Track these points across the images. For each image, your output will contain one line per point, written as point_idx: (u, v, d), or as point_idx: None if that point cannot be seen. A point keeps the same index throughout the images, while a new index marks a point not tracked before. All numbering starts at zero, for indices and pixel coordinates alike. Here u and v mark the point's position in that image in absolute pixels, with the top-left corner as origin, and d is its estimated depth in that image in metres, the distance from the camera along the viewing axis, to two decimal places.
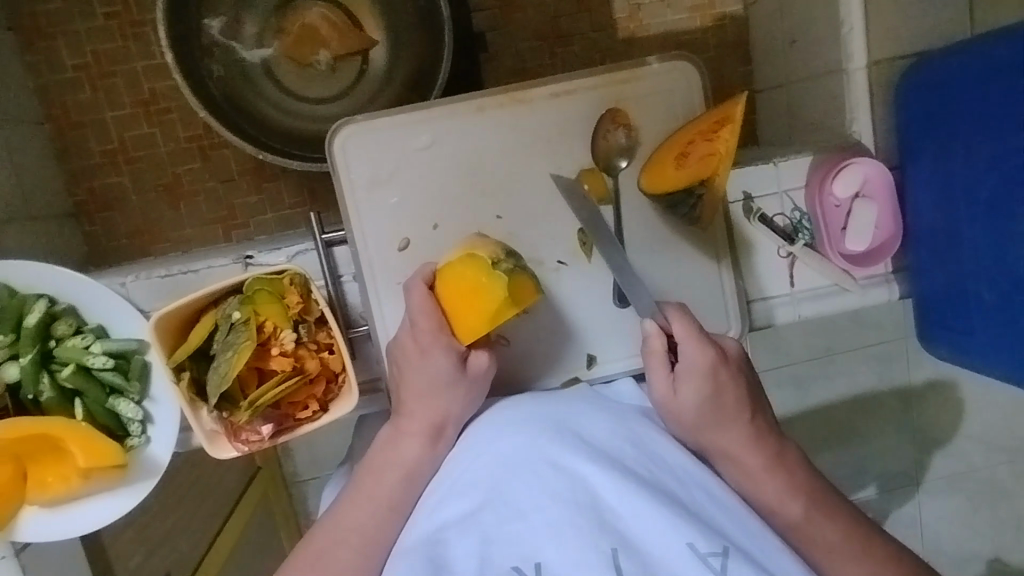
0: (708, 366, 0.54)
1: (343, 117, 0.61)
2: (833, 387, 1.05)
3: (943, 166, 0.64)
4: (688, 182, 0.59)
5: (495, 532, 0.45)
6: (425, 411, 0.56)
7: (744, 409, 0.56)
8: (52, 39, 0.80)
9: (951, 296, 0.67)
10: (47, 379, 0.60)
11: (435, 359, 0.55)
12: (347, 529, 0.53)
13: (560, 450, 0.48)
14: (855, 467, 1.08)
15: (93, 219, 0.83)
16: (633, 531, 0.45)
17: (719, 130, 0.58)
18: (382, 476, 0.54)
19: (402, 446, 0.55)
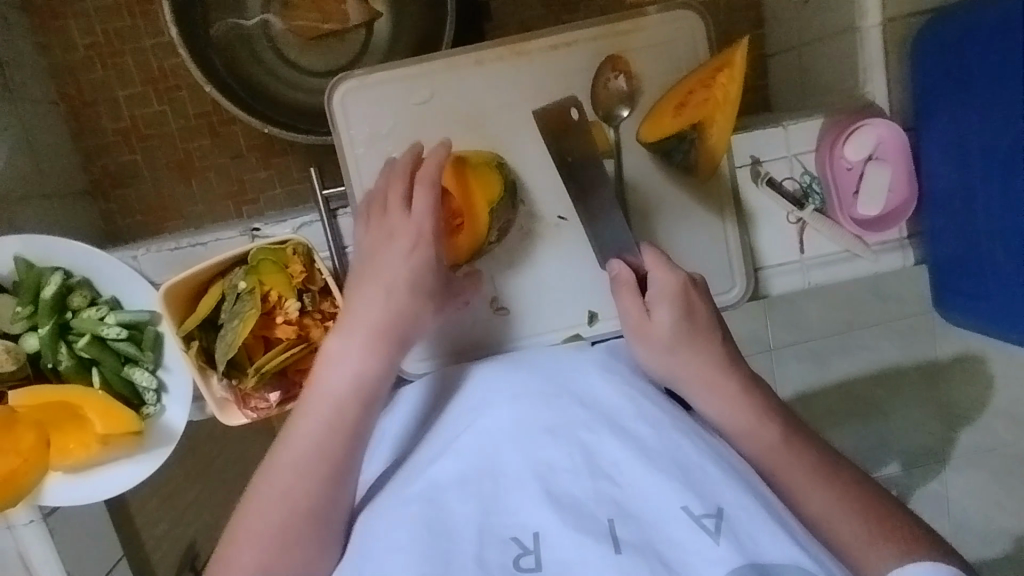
0: (675, 286, 0.56)
1: (342, 73, 0.64)
2: (856, 361, 1.04)
3: (958, 125, 0.62)
4: (682, 128, 0.61)
5: (494, 504, 0.46)
6: (382, 316, 0.54)
7: (715, 331, 0.55)
8: (62, 19, 0.81)
9: (966, 259, 0.65)
10: (65, 350, 0.62)
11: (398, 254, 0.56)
12: (310, 451, 0.49)
13: (560, 420, 0.49)
14: (879, 440, 1.06)
15: (108, 196, 0.85)
16: (630, 494, 0.45)
17: (717, 76, 0.60)
18: (333, 390, 0.51)
19: (354, 357, 0.52)
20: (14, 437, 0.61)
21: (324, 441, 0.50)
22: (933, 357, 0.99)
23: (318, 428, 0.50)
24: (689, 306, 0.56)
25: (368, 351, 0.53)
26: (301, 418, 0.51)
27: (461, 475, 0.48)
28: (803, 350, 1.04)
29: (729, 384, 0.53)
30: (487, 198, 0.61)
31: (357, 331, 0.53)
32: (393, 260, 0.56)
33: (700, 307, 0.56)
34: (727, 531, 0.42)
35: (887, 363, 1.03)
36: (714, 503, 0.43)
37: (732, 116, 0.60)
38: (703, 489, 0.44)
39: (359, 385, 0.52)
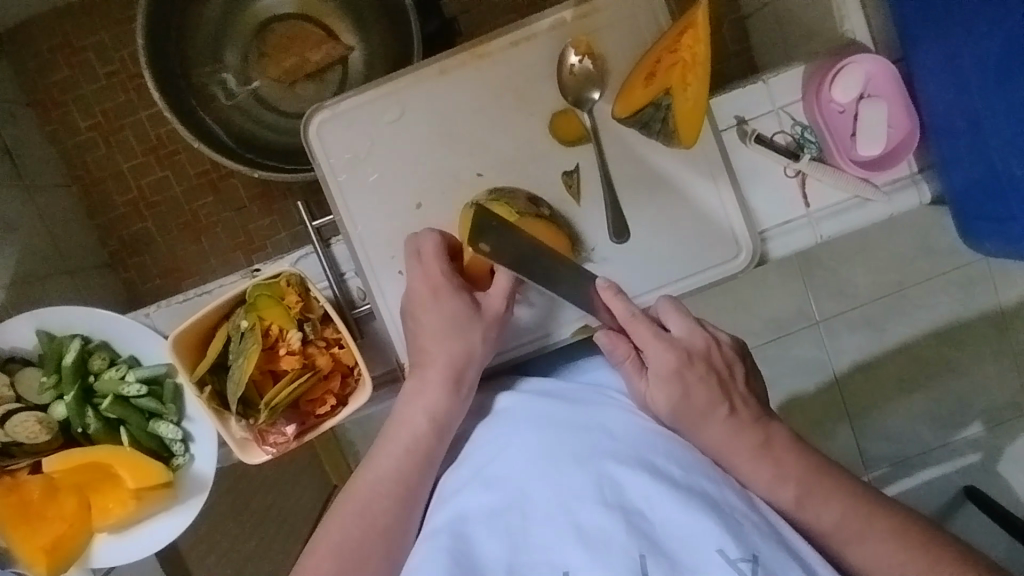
0: (670, 365, 0.53)
1: (314, 107, 0.65)
2: (914, 321, 1.06)
3: (944, 43, 0.59)
4: (653, 96, 0.60)
5: (522, 540, 0.44)
6: (449, 356, 0.56)
7: (713, 403, 0.53)
8: (64, 106, 0.86)
9: (982, 185, 0.62)
10: (91, 412, 0.65)
11: (447, 301, 0.57)
12: (390, 480, 0.52)
13: (586, 451, 0.47)
14: (956, 403, 1.07)
15: (127, 265, 0.89)
16: (661, 531, 0.43)
17: (682, 39, 0.58)
18: (408, 427, 0.54)
19: (428, 394, 0.55)
20: (56, 506, 0.63)
21: (404, 471, 0.53)
22: (998, 304, 1.06)
23: (397, 461, 0.53)
24: (684, 386, 0.53)
25: (444, 393, 0.55)
26: (383, 451, 0.54)
27: (489, 507, 0.46)
28: (856, 317, 1.06)
29: (739, 447, 0.51)
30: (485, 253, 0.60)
31: (430, 371, 0.56)
32: (453, 308, 0.57)
33: (698, 382, 0.53)
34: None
35: (946, 320, 1.06)
36: (749, 548, 0.42)
37: (704, 77, 0.59)
38: (738, 533, 0.42)
39: (433, 424, 0.54)
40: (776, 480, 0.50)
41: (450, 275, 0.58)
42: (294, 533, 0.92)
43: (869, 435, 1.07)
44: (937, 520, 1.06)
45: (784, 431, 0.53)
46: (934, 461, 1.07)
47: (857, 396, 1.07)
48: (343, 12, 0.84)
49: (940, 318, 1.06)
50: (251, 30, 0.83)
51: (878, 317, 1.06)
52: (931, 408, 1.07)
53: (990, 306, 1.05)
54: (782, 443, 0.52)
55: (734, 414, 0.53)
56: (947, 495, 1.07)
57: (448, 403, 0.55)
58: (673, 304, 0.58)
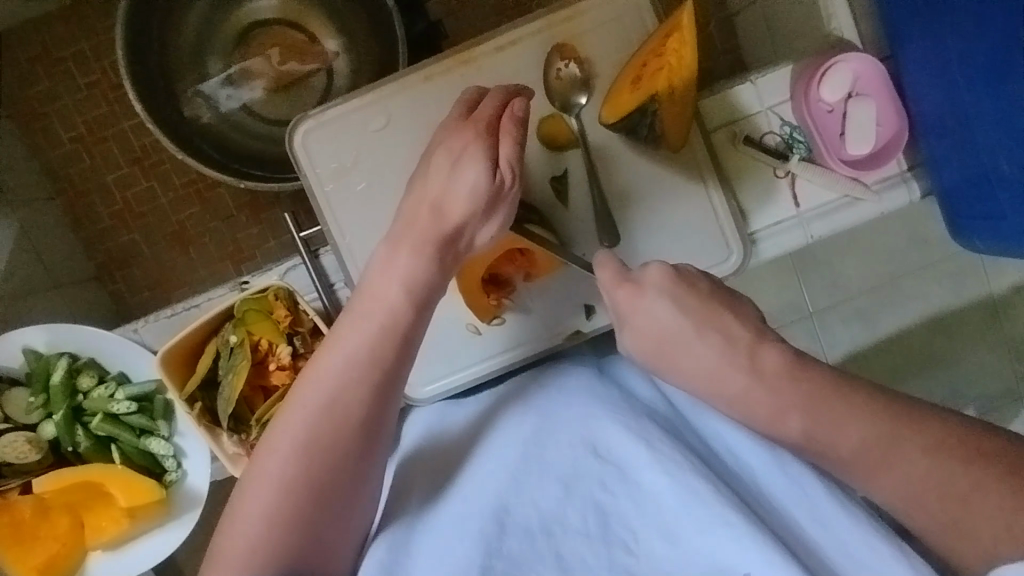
0: (632, 301, 0.51)
1: (300, 115, 0.64)
2: (907, 312, 1.06)
3: (933, 43, 0.58)
4: (640, 101, 0.58)
5: (499, 547, 0.41)
6: (440, 224, 0.53)
7: (689, 330, 0.48)
8: (46, 118, 0.85)
9: (972, 181, 0.61)
10: (81, 430, 0.65)
11: (466, 170, 0.54)
12: (358, 365, 0.48)
13: (575, 472, 0.43)
14: (948, 391, 1.08)
15: (115, 277, 0.88)
16: (645, 563, 0.40)
17: (668, 42, 0.57)
18: (319, 381, 0.47)
19: (404, 263, 0.51)
20: (48, 524, 0.62)
21: (375, 356, 0.48)
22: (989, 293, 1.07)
23: (304, 419, 0.46)
24: (645, 316, 0.50)
25: (368, 337, 0.49)
26: (348, 332, 0.49)
27: (466, 516, 0.43)
28: (847, 309, 1.06)
29: (737, 378, 0.46)
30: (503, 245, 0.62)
31: (408, 238, 0.52)
32: (467, 170, 0.54)
33: (661, 309, 0.50)
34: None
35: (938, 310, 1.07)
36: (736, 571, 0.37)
37: (691, 80, 0.57)
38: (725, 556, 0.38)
39: (410, 295, 0.51)
40: None
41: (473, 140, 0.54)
42: None
43: None
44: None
45: (781, 359, 0.46)
46: None
47: None
48: (327, 18, 0.83)
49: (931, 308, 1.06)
50: (233, 37, 0.82)
51: (868, 309, 1.06)
52: (922, 396, 1.08)
53: (981, 296, 1.06)
54: (777, 371, 0.45)
55: (711, 335, 0.48)
56: None
57: (380, 352, 0.49)
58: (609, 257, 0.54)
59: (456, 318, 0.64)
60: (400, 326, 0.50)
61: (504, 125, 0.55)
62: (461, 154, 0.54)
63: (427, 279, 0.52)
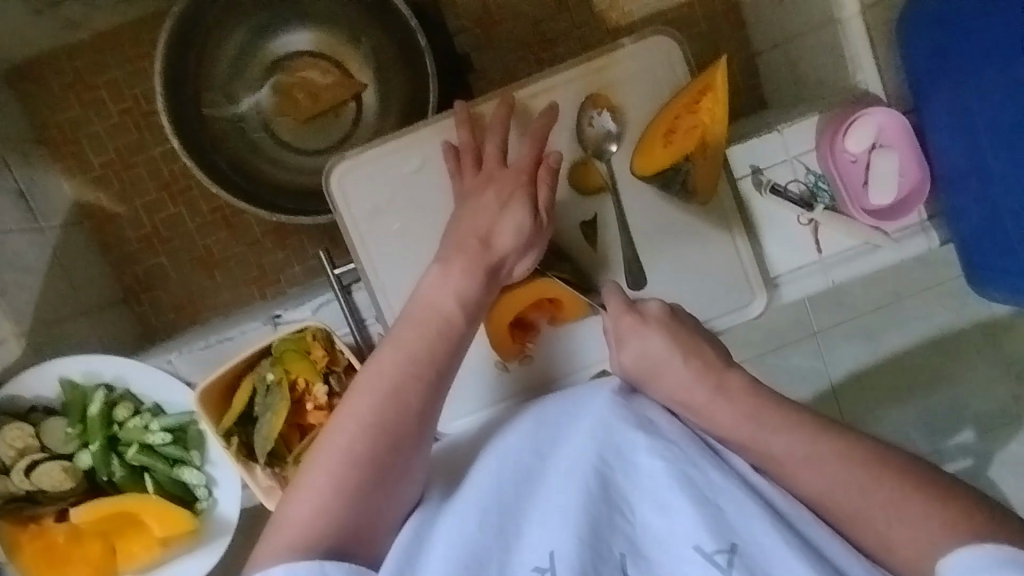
0: (626, 325, 0.54)
1: (336, 156, 0.66)
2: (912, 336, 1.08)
3: (958, 105, 0.60)
4: (674, 158, 0.60)
5: (503, 529, 0.41)
6: (482, 251, 0.54)
7: (674, 351, 0.51)
8: (77, 142, 0.86)
9: (991, 235, 0.63)
10: (117, 460, 0.66)
11: (513, 210, 0.57)
12: (412, 360, 0.46)
13: (582, 447, 0.43)
14: (954, 417, 1.11)
15: (141, 299, 0.89)
16: (642, 534, 0.40)
17: (702, 100, 0.60)
18: (373, 378, 0.46)
19: (456, 278, 0.52)
20: (82, 550, 0.64)
21: (429, 350, 0.47)
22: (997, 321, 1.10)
23: (357, 420, 0.44)
24: (633, 331, 0.54)
25: (421, 337, 0.48)
26: (399, 331, 0.48)
27: (476, 503, 0.42)
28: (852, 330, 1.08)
29: (706, 390, 0.48)
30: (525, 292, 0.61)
31: (458, 260, 0.53)
32: (517, 211, 0.57)
33: (653, 331, 0.53)
34: (741, 568, 0.37)
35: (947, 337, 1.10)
36: (728, 537, 0.38)
37: (722, 137, 0.59)
38: (720, 523, 0.39)
39: (461, 304, 0.51)
40: None
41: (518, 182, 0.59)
42: None
43: None
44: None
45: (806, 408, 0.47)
46: None
47: (855, 412, 1.13)
48: (358, 50, 0.84)
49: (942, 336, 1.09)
50: (264, 66, 0.83)
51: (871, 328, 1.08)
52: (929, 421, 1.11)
53: (983, 316, 1.08)
54: (743, 392, 0.48)
55: (689, 360, 0.51)
56: None
57: (432, 347, 0.47)
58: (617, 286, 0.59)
59: (484, 355, 0.66)
60: (453, 328, 0.49)
61: (542, 174, 0.59)
62: (509, 197, 0.58)
63: (477, 298, 0.52)
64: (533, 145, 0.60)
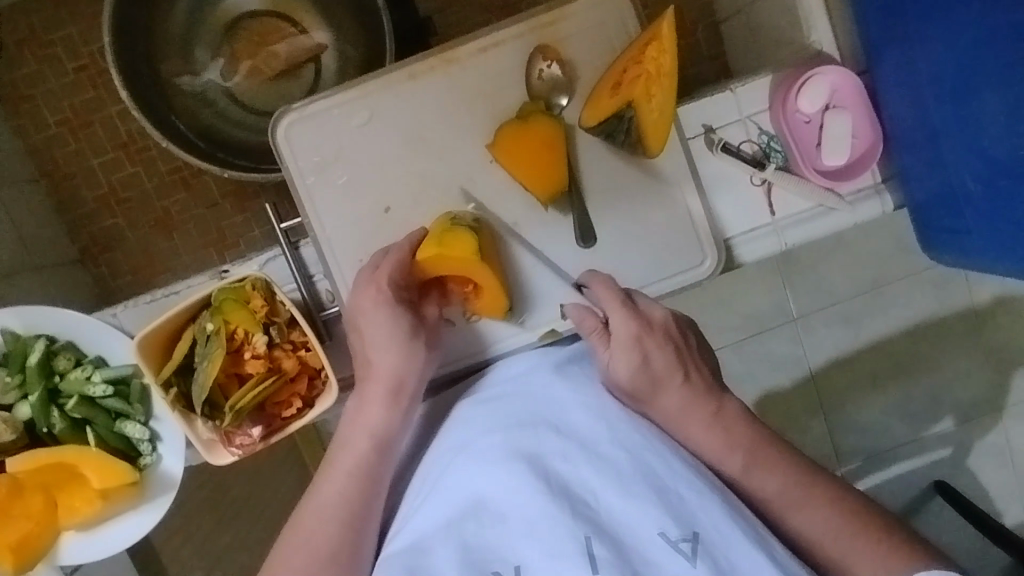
0: (630, 334, 0.56)
1: (283, 108, 0.65)
2: (890, 319, 1.11)
3: (904, 59, 0.59)
4: (617, 106, 0.59)
5: (474, 534, 0.46)
6: (389, 374, 0.58)
7: (677, 369, 0.56)
8: (32, 100, 0.85)
9: (939, 197, 0.62)
10: (57, 412, 0.65)
11: (387, 320, 0.58)
12: (354, 477, 0.55)
13: (535, 446, 0.49)
14: (926, 399, 1.12)
15: (98, 261, 0.88)
16: (607, 517, 0.45)
17: (648, 50, 0.59)
18: (354, 449, 0.56)
19: (389, 365, 0.58)
20: (22, 504, 0.63)
21: (365, 458, 0.55)
22: (966, 303, 1.11)
23: (343, 487, 0.54)
24: (643, 353, 0.56)
25: (383, 408, 0.57)
26: (342, 453, 0.56)
27: (443, 516, 0.48)
28: (831, 316, 1.11)
29: (706, 410, 0.55)
30: (469, 253, 0.59)
31: (375, 389, 0.58)
32: (390, 325, 0.58)
33: (657, 349, 0.57)
34: (703, 553, 0.43)
35: (918, 318, 1.11)
36: (690, 527, 0.45)
37: (670, 89, 0.58)
38: (679, 513, 0.45)
39: (394, 380, 0.58)
40: (733, 460, 0.53)
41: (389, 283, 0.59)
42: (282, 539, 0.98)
43: (841, 429, 1.12)
44: (907, 512, 1.11)
45: (738, 406, 0.56)
46: (905, 455, 1.12)
47: (828, 392, 1.12)
48: (318, 11, 0.83)
49: (912, 316, 1.11)
50: (222, 27, 0.83)
51: (853, 315, 1.11)
52: (900, 403, 1.12)
53: (965, 304, 1.11)
54: (738, 417, 0.55)
55: (690, 379, 0.57)
56: (916, 489, 1.12)
57: (368, 459, 0.55)
58: (611, 280, 0.61)
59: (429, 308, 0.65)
60: (406, 394, 0.58)
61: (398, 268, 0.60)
62: (388, 317, 0.58)
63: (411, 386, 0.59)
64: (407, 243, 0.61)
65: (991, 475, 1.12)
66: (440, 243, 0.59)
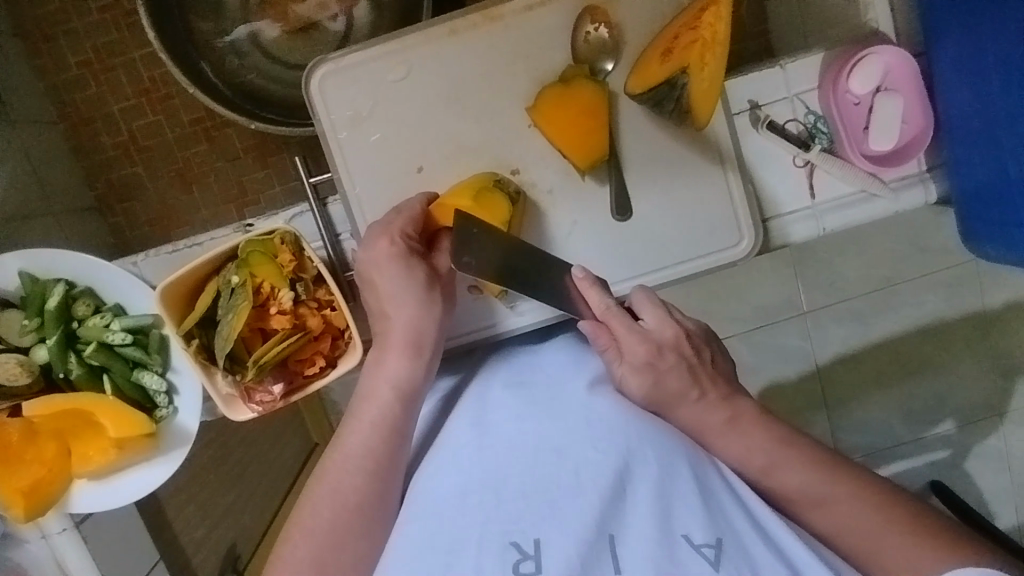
0: (642, 357, 0.54)
1: (317, 58, 0.62)
2: (899, 318, 1.10)
3: (970, 40, 0.57)
4: (669, 74, 0.57)
5: (496, 509, 0.45)
6: (406, 327, 0.56)
7: (689, 388, 0.54)
8: (54, 39, 0.83)
9: (992, 187, 0.61)
10: (74, 358, 0.64)
11: (401, 273, 0.57)
12: (379, 427, 0.54)
13: (567, 437, 0.49)
14: (933, 399, 1.11)
15: (115, 210, 0.87)
16: (631, 517, 0.44)
17: (704, 16, 0.56)
18: (377, 398, 0.55)
19: (406, 316, 0.56)
20: (35, 449, 0.62)
21: (389, 414, 0.54)
22: (983, 305, 1.10)
23: (367, 437, 0.53)
24: (655, 373, 0.54)
25: (404, 362, 0.56)
26: (363, 410, 0.55)
27: (465, 489, 0.47)
28: (843, 312, 1.10)
29: (718, 415, 0.53)
30: (499, 220, 0.59)
31: (391, 343, 0.56)
32: (403, 280, 0.56)
33: (670, 369, 0.54)
34: (727, 560, 0.42)
35: (935, 317, 1.10)
36: (715, 534, 0.43)
37: (723, 57, 0.56)
38: (705, 520, 0.44)
39: (413, 336, 0.56)
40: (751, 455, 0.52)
41: (404, 233, 0.58)
42: (285, 501, 1.00)
43: (842, 424, 1.12)
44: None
45: (751, 405, 0.54)
46: (904, 453, 1.12)
47: (837, 386, 1.11)
48: None
49: (928, 315, 1.10)
50: None
51: (866, 312, 1.10)
52: (907, 401, 1.11)
53: (973, 309, 1.09)
54: (750, 419, 0.53)
55: (705, 396, 0.54)
56: (913, 486, 1.13)
57: (393, 415, 0.54)
58: (646, 293, 0.60)
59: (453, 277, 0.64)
60: (426, 350, 0.57)
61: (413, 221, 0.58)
62: (406, 267, 0.57)
63: (432, 337, 0.57)
64: (418, 209, 0.59)
65: (990, 479, 1.12)
66: (474, 199, 0.58)
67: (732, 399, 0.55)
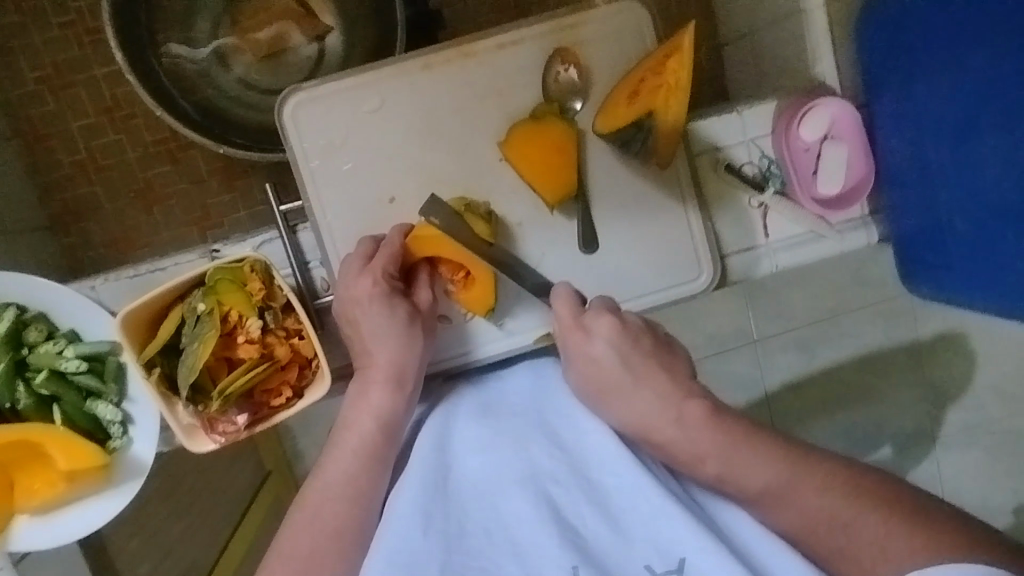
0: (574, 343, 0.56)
1: (290, 87, 0.63)
2: (844, 346, 1.16)
3: (907, 97, 0.62)
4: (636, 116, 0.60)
5: (456, 543, 0.47)
6: (391, 360, 0.57)
7: (629, 382, 0.54)
8: (11, 54, 0.80)
9: (927, 232, 0.66)
10: (22, 387, 0.60)
11: (385, 311, 0.57)
12: (360, 456, 0.53)
13: (531, 467, 0.51)
14: (873, 425, 1.17)
15: (69, 230, 0.84)
16: (595, 546, 0.47)
17: (668, 62, 0.60)
18: (360, 429, 0.55)
19: (387, 345, 0.57)
20: None
21: (371, 445, 0.54)
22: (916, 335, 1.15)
23: (347, 465, 0.53)
24: (587, 361, 0.55)
25: (388, 395, 0.56)
26: (345, 438, 0.54)
27: (426, 518, 0.49)
28: (790, 339, 1.15)
29: (662, 416, 0.52)
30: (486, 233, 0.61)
31: (372, 376, 0.56)
32: (387, 318, 0.57)
33: (605, 361, 0.55)
34: None
35: (875, 346, 1.16)
36: (675, 557, 0.46)
37: (684, 101, 0.59)
38: (662, 543, 0.46)
39: (395, 367, 0.57)
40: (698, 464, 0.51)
41: (383, 267, 0.59)
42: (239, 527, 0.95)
43: None
44: None
45: (702, 408, 0.52)
46: None
47: (787, 412, 1.16)
48: None
49: (867, 344, 1.16)
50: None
51: (811, 340, 1.15)
52: (850, 426, 1.17)
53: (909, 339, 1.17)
54: (697, 423, 0.52)
55: (643, 390, 0.54)
56: None
57: (378, 446, 0.54)
58: (606, 303, 0.58)
59: None
60: (408, 383, 0.57)
61: (392, 253, 0.59)
62: (387, 303, 0.57)
63: (416, 368, 0.58)
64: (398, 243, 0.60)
65: None
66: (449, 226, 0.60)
67: (678, 397, 0.53)
